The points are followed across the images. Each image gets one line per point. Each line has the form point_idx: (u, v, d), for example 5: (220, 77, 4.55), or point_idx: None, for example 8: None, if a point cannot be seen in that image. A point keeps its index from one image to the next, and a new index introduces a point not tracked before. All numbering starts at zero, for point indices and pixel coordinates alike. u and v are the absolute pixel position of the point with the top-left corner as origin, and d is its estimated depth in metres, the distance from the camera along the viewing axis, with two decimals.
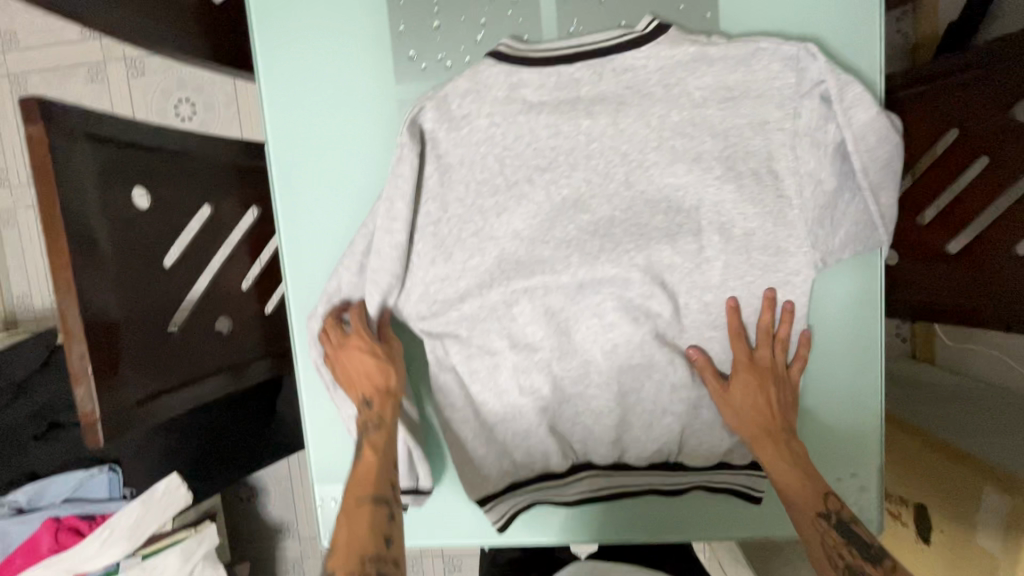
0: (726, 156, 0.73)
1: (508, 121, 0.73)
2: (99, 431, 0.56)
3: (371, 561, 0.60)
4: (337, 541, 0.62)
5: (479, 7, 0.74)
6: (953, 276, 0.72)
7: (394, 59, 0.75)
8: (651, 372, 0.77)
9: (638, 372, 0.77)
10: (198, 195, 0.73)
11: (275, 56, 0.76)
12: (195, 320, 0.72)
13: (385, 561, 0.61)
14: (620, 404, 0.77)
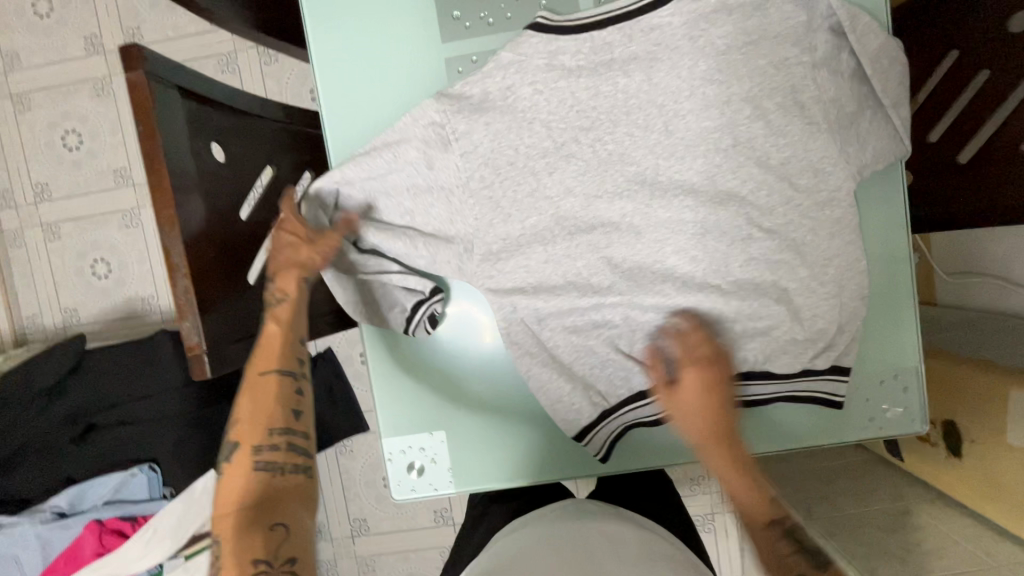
0: (771, 79, 0.74)
1: (551, 85, 0.76)
2: (205, 362, 0.59)
3: (278, 434, 0.64)
4: (241, 412, 0.65)
5: None
6: (967, 184, 0.79)
7: (440, 21, 0.80)
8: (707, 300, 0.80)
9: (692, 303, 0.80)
10: (262, 157, 0.76)
11: (326, 21, 0.80)
12: (269, 277, 0.75)
13: (294, 437, 0.65)
14: None
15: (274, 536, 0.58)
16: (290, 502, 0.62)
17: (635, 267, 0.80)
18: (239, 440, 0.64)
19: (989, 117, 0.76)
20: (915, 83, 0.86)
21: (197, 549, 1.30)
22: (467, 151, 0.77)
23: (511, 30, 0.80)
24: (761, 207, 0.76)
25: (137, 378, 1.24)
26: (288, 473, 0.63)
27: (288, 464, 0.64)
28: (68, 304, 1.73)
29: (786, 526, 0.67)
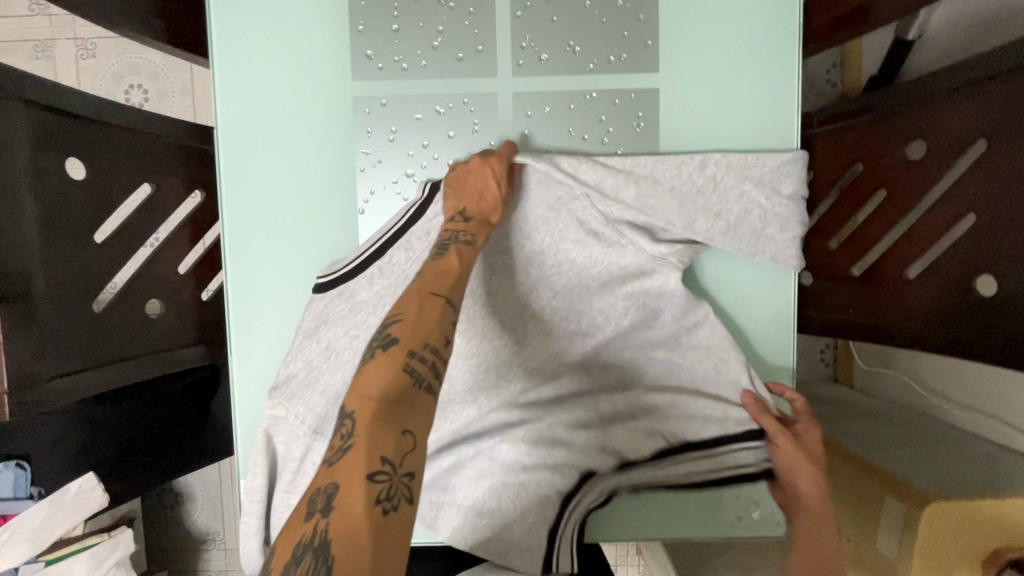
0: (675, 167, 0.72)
1: None
2: (6, 403, 0.54)
3: (428, 346, 0.50)
4: (406, 312, 0.52)
5: (437, 14, 0.76)
6: (857, 298, 0.80)
7: (353, 59, 0.77)
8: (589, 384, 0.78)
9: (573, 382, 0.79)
10: (138, 172, 0.71)
11: (231, 40, 0.76)
12: (125, 303, 0.70)
13: (437, 355, 0.51)
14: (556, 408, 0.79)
15: (403, 446, 0.44)
16: (413, 414, 0.47)
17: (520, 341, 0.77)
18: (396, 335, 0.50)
19: (882, 236, 0.76)
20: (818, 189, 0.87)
21: (62, 554, 1.25)
22: None
23: (426, 79, 0.77)
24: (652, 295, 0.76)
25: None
26: (425, 393, 0.48)
27: (402, 452, 0.44)
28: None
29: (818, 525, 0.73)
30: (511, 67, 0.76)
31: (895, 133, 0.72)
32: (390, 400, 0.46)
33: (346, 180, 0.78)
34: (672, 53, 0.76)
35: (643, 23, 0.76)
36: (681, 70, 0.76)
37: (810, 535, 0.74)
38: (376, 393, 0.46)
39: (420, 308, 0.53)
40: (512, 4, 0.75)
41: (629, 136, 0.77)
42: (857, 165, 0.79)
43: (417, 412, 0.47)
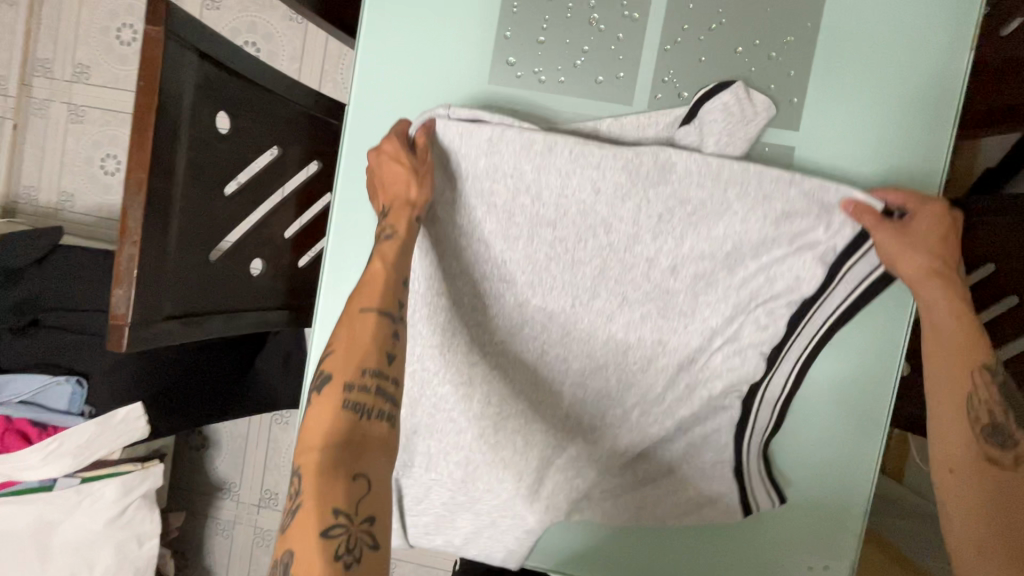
0: (798, 230, 0.70)
1: None
2: (124, 336, 0.55)
3: (369, 374, 0.59)
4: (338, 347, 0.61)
5: (585, 34, 0.76)
6: None
7: (493, 64, 0.77)
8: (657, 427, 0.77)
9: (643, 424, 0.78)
10: (271, 134, 0.73)
11: (380, 24, 0.78)
12: (235, 256, 0.71)
13: (383, 379, 0.59)
14: None
15: (358, 491, 0.53)
16: (370, 452, 0.56)
17: None
18: (331, 374, 0.58)
19: None
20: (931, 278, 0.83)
21: (96, 475, 1.28)
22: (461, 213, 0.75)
23: (560, 95, 0.77)
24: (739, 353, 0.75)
25: (102, 289, 1.24)
26: (374, 419, 0.58)
27: (374, 410, 0.58)
28: (67, 188, 1.71)
29: (987, 421, 0.65)
30: (648, 99, 0.76)
31: None
32: (342, 441, 0.55)
33: None
34: (814, 114, 0.74)
35: (790, 79, 0.74)
36: (821, 129, 0.74)
37: (978, 456, 0.64)
38: (321, 445, 0.54)
39: (351, 328, 0.61)
40: (662, 38, 0.75)
41: None
42: None
43: (374, 431, 0.57)
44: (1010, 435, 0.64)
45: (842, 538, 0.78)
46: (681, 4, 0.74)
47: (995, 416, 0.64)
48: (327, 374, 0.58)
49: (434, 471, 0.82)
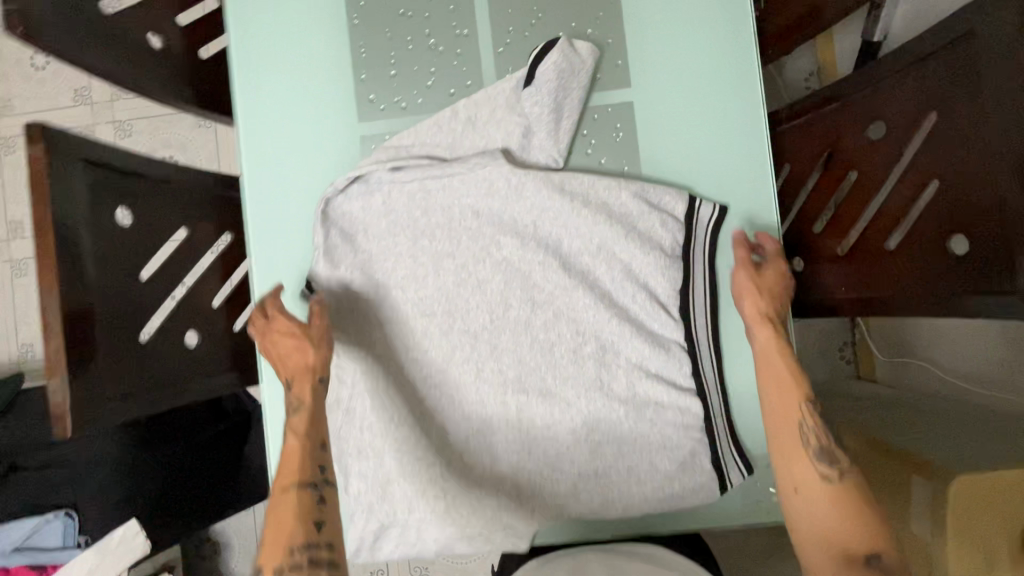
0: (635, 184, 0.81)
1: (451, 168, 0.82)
2: (69, 421, 0.60)
3: (314, 483, 0.70)
4: (266, 537, 0.65)
5: (429, 57, 0.86)
6: (844, 276, 0.82)
7: (358, 100, 0.87)
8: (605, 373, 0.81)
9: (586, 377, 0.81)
10: (178, 215, 0.80)
11: (248, 106, 0.88)
12: (171, 328, 0.78)
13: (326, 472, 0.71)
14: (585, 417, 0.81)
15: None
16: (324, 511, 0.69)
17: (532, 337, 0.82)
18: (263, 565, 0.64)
19: (866, 208, 0.79)
20: (789, 165, 0.91)
21: None
22: (364, 233, 0.84)
23: (421, 113, 0.86)
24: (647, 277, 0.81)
25: None
26: (328, 490, 0.70)
27: (321, 494, 0.69)
28: None
29: (815, 444, 0.68)
30: (496, 74, 0.85)
31: (852, 136, 0.79)
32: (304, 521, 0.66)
33: (345, 163, 0.88)
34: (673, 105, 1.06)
35: (612, 45, 0.84)
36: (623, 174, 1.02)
37: (814, 476, 0.66)
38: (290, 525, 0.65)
39: (272, 507, 0.67)
40: (496, 43, 0.85)
41: (609, 145, 0.84)
42: (877, 122, 0.75)
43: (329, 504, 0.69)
44: (833, 459, 0.67)
45: None
46: (503, 11, 0.85)
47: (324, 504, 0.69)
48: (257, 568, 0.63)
49: (409, 496, 0.83)
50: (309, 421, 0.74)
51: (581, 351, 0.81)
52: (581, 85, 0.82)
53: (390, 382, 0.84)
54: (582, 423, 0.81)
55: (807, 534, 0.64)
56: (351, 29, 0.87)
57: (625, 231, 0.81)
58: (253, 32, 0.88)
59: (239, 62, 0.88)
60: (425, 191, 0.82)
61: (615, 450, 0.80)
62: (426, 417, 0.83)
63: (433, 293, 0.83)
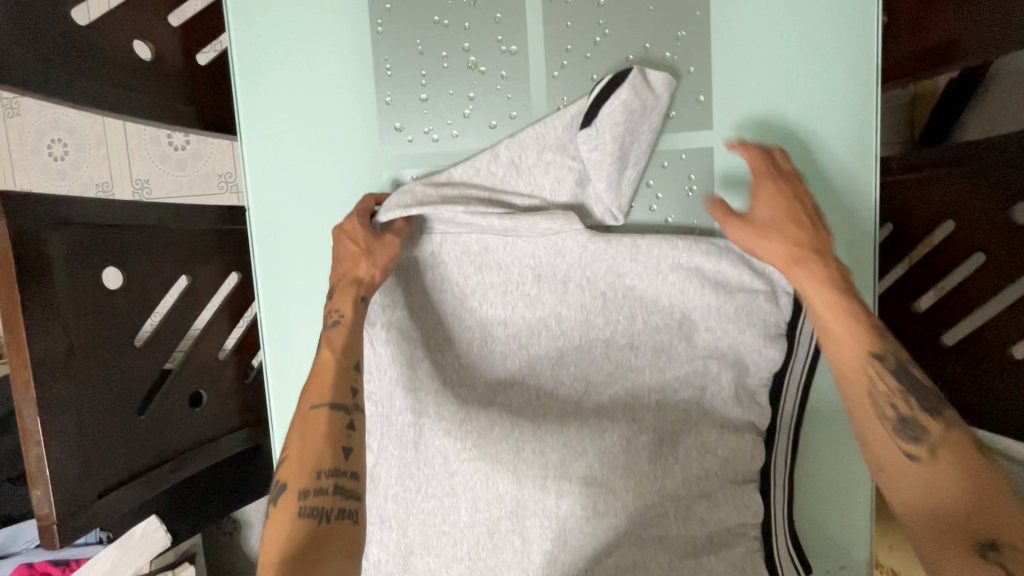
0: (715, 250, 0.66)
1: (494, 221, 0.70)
2: (55, 533, 0.56)
3: (328, 476, 0.56)
4: (290, 451, 0.58)
5: (468, 79, 0.71)
6: (948, 370, 0.73)
7: (382, 127, 0.73)
8: (658, 465, 0.71)
9: (634, 469, 0.71)
10: (173, 267, 0.71)
11: (256, 128, 0.76)
12: (171, 393, 0.71)
13: (342, 478, 0.57)
14: (630, 512, 0.71)
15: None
16: (331, 545, 0.53)
17: (575, 415, 0.73)
18: (286, 482, 0.56)
19: (993, 296, 0.67)
20: (892, 223, 0.77)
21: None
22: (394, 289, 0.74)
23: (457, 149, 0.73)
24: (711, 361, 0.69)
25: None
26: (337, 521, 0.55)
27: (335, 511, 0.55)
28: None
29: (894, 411, 0.54)
30: (548, 107, 0.70)
31: (982, 210, 0.65)
32: (300, 552, 0.52)
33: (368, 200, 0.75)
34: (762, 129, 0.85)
35: (693, 75, 0.68)
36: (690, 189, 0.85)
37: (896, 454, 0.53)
38: (308, 470, 0.56)
39: (294, 425, 0.59)
40: (548, 64, 0.70)
41: (680, 199, 0.70)
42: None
43: (337, 536, 0.54)
44: (921, 428, 0.53)
45: (857, 523, 0.74)
46: (558, 24, 0.69)
47: (352, 428, 0.60)
48: (279, 484, 0.55)
49: (433, 571, 0.76)
50: (339, 360, 0.63)
51: (635, 439, 0.71)
52: (653, 126, 0.67)
53: (420, 452, 0.75)
54: (626, 513, 0.71)
55: (876, 455, 0.55)
56: (374, 39, 0.72)
57: (709, 308, 0.68)
58: (258, 36, 0.74)
59: (241, 75, 0.75)
60: (483, 247, 0.71)
61: (659, 544, 0.71)
62: (454, 494, 0.74)
63: (469, 358, 0.74)
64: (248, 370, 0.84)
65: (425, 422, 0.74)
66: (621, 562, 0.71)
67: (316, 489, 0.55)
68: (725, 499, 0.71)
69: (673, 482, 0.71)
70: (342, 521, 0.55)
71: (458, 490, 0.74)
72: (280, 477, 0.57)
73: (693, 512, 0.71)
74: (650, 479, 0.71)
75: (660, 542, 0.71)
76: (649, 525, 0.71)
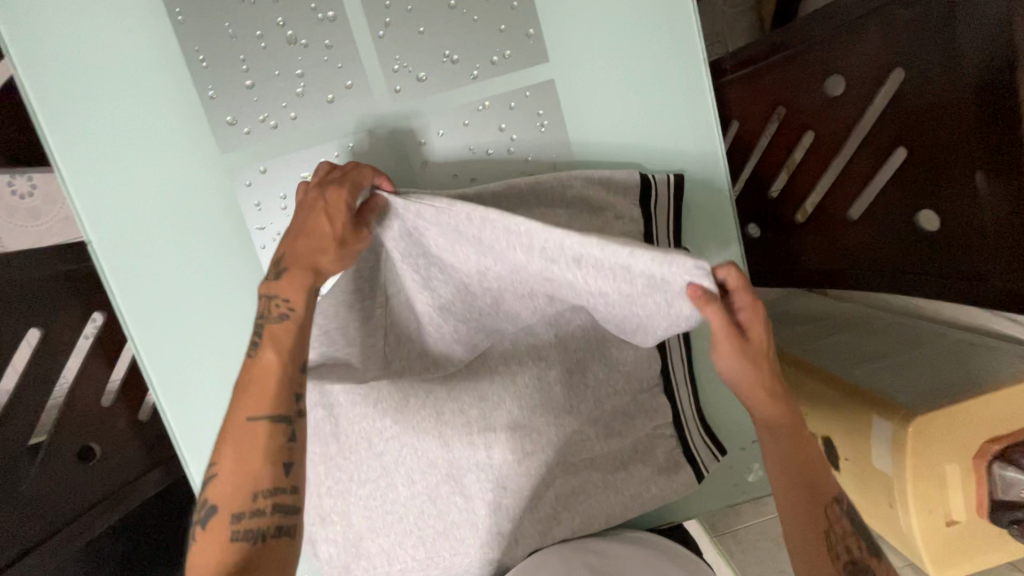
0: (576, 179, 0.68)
1: None
2: None
3: (264, 496, 0.51)
4: (220, 467, 0.52)
5: (292, 55, 0.67)
6: (810, 243, 0.79)
7: (212, 125, 0.69)
8: (571, 397, 0.74)
9: (547, 406, 0.74)
10: (19, 326, 0.66)
11: (70, 150, 0.68)
12: (53, 458, 0.67)
13: (281, 496, 0.51)
14: (553, 444, 0.74)
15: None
16: (261, 569, 0.49)
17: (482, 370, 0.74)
18: (215, 503, 0.51)
19: (827, 169, 0.72)
20: (738, 121, 0.83)
21: None
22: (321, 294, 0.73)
23: (300, 132, 0.69)
24: None
25: None
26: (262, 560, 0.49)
27: (272, 529, 0.51)
28: None
29: (846, 555, 0.57)
30: (383, 67, 0.68)
31: (808, 87, 0.70)
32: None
33: (215, 206, 0.70)
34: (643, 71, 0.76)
35: (518, 10, 0.68)
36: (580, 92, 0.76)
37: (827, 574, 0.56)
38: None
39: (224, 435, 0.53)
40: (371, 24, 0.67)
41: (534, 138, 0.70)
42: (835, 74, 0.67)
43: (269, 560, 0.50)
44: (858, 553, 0.57)
45: None
46: None
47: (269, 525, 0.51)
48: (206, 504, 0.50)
49: (388, 549, 0.76)
50: (254, 451, 0.51)
51: (546, 376, 0.73)
52: (497, 54, 0.68)
53: (342, 442, 0.72)
54: (552, 447, 0.74)
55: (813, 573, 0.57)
56: (177, 30, 0.66)
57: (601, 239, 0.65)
58: (42, 47, 0.65)
59: (34, 95, 0.66)
60: None
61: (589, 465, 0.76)
62: (384, 473, 0.74)
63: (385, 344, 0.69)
64: (142, 412, 0.80)
65: (336, 411, 0.72)
66: (554, 489, 0.76)
67: (252, 508, 0.50)
68: (635, 409, 0.76)
69: (587, 408, 0.74)
70: (278, 540, 0.51)
71: (391, 466, 0.74)
72: (207, 495, 0.51)
73: (608, 429, 0.75)
74: (566, 411, 0.74)
75: (586, 462, 0.76)
76: (571, 452, 0.75)
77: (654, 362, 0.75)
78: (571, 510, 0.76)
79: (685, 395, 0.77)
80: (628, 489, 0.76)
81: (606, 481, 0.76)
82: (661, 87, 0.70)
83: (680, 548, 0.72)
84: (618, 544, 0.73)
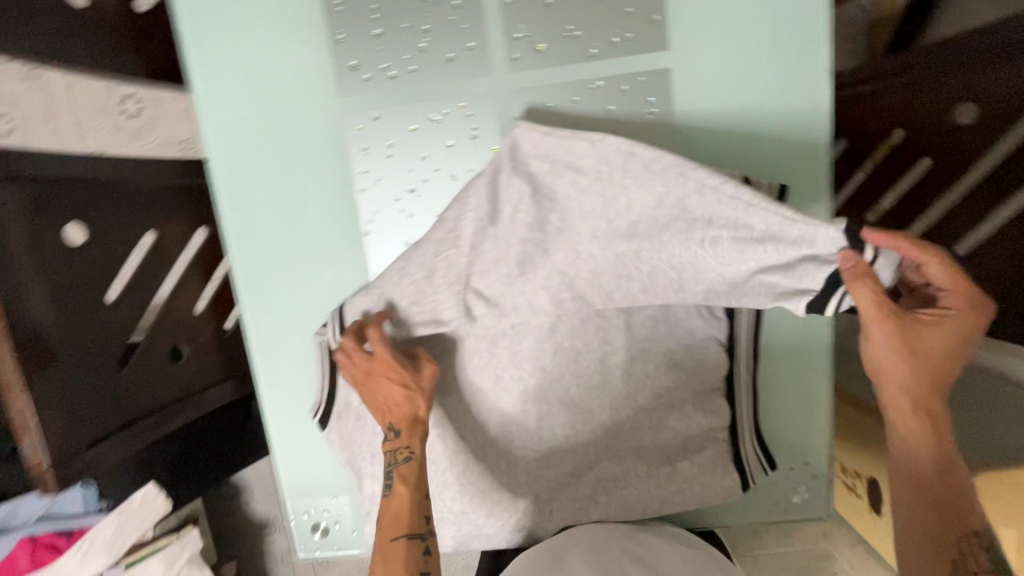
0: None
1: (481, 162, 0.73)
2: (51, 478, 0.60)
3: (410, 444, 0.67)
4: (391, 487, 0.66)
5: (421, 10, 0.70)
6: None
7: (335, 67, 0.72)
8: (630, 382, 0.75)
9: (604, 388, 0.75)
10: (139, 226, 0.72)
11: (207, 72, 0.73)
12: (148, 350, 0.73)
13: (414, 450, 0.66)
14: (603, 426, 0.75)
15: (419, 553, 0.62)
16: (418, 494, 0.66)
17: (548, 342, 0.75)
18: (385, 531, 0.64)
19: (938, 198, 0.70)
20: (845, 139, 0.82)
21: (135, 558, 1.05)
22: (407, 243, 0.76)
23: (415, 85, 0.72)
24: None
25: None
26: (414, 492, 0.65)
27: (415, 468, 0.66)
28: None
29: None
30: (504, 34, 0.70)
31: (932, 112, 0.68)
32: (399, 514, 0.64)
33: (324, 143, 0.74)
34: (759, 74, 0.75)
35: None
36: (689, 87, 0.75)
37: None
38: (389, 529, 0.63)
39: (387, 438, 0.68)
40: None
41: (639, 124, 0.71)
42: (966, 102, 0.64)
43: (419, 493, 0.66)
44: None
45: (815, 420, 0.79)
46: None
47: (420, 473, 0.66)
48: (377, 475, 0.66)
49: None
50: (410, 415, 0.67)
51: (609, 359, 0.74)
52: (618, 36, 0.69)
53: None
54: (601, 430, 0.75)
55: None
56: None
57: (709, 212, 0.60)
58: None
59: (185, 17, 0.72)
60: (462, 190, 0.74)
61: (634, 454, 0.77)
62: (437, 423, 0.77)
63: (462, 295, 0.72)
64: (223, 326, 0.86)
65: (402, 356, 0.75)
66: (597, 470, 0.77)
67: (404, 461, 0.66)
68: (691, 408, 0.75)
69: (643, 396, 0.75)
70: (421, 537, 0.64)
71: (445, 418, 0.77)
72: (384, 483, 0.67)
73: (660, 422, 0.75)
74: (623, 396, 0.75)
75: (632, 450, 0.77)
76: (620, 437, 0.76)
77: (719, 364, 0.75)
78: (610, 494, 0.77)
79: (743, 403, 0.77)
80: (668, 484, 0.76)
81: (649, 472, 0.76)
82: (777, 91, 0.69)
83: (712, 550, 0.72)
84: (651, 535, 0.74)
